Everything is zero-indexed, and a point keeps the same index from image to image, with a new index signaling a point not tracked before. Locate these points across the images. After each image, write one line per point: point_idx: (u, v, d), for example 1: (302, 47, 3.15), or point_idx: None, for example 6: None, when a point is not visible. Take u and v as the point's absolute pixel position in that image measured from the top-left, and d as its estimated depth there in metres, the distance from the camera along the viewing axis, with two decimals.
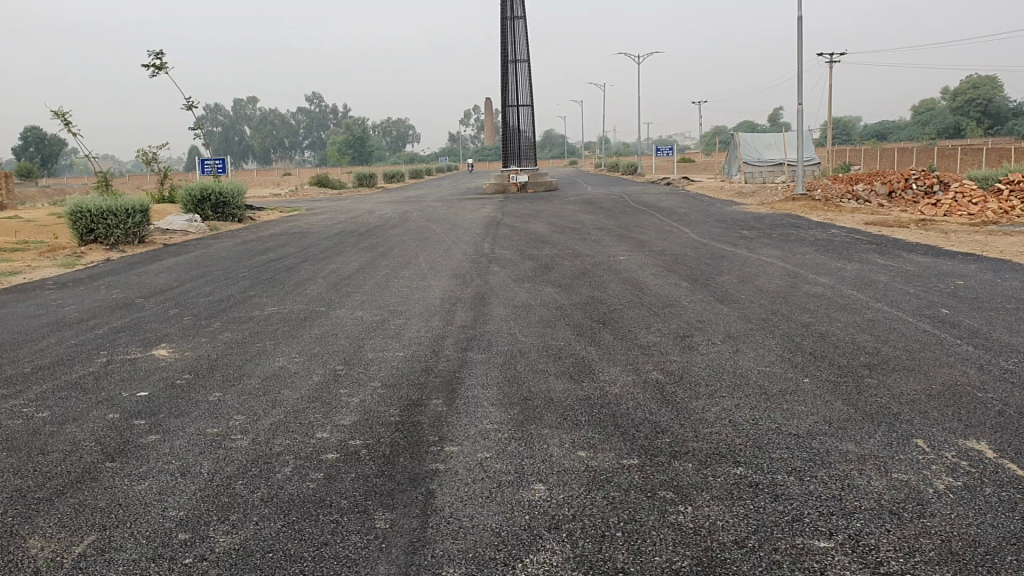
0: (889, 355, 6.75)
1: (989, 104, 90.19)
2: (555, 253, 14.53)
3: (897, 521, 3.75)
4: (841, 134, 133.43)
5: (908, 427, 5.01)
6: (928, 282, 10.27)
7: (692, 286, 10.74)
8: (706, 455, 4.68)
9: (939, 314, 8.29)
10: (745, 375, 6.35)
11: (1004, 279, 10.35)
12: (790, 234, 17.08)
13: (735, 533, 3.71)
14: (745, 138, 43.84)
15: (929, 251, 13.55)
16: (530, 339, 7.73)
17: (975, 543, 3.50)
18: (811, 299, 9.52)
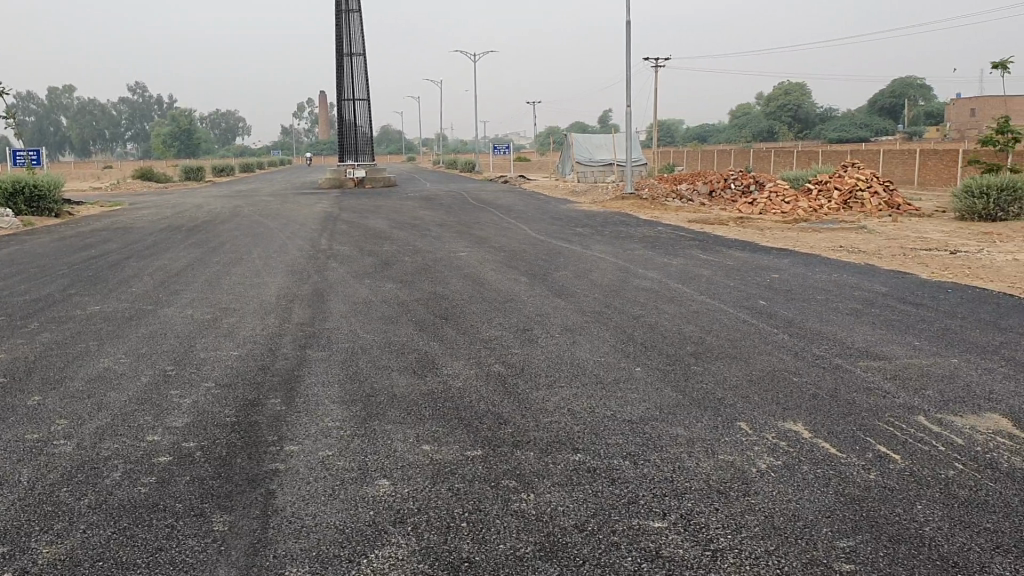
0: (713, 344, 7.12)
1: (799, 110, 96.39)
2: (395, 250, 14.45)
3: (725, 500, 3.97)
4: (666, 135, 139.22)
5: (732, 410, 5.32)
6: (748, 276, 10.89)
7: (530, 282, 10.94)
8: (547, 443, 4.80)
9: (759, 305, 8.80)
10: (581, 366, 6.54)
11: (815, 272, 11.11)
12: (621, 231, 17.66)
13: (575, 517, 3.82)
14: (577, 138, 44.97)
15: (748, 247, 14.34)
16: (371, 335, 7.67)
17: (795, 517, 3.76)
18: (643, 293, 9.89)
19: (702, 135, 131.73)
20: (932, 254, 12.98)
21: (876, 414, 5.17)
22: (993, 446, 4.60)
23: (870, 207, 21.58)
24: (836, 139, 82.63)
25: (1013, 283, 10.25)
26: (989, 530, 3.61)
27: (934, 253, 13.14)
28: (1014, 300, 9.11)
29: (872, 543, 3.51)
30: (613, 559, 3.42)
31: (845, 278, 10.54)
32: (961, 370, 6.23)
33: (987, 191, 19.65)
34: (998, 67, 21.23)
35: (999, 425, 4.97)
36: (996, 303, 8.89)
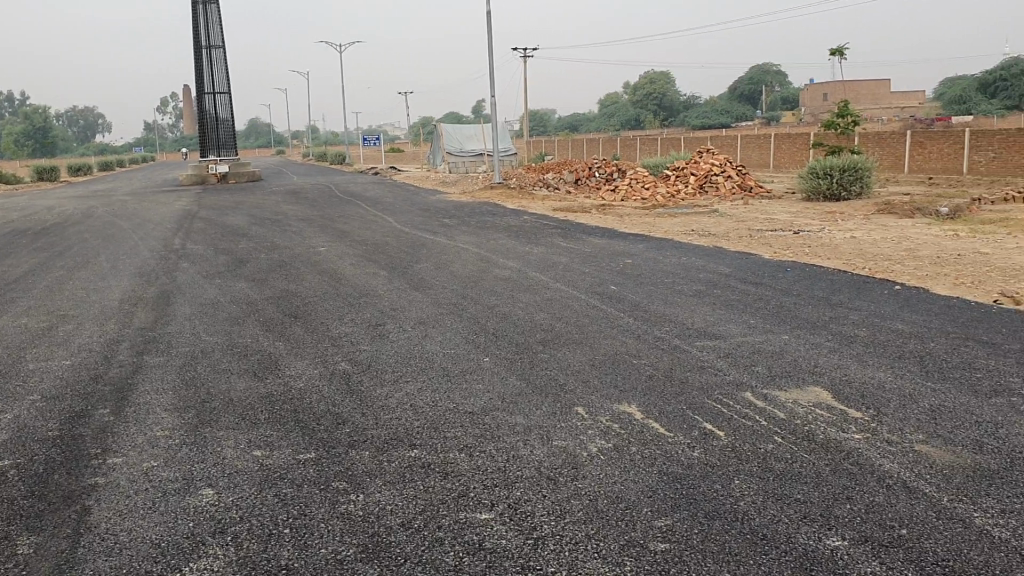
0: (561, 331, 7.20)
1: (665, 98, 98.94)
2: (252, 247, 14.08)
3: (554, 486, 4.02)
4: (537, 125, 140.49)
5: (571, 396, 5.38)
6: (603, 262, 11.08)
7: (388, 275, 10.83)
8: (383, 441, 4.73)
9: (609, 291, 8.96)
10: (428, 359, 6.50)
11: (667, 256, 11.41)
12: (486, 221, 17.72)
13: (402, 515, 3.78)
14: (446, 129, 44.79)
15: (608, 233, 14.62)
16: (214, 338, 7.42)
17: (618, 499, 3.84)
18: (499, 282, 9.92)
19: (572, 124, 133.54)
20: (777, 234, 13.54)
21: (707, 392, 5.33)
22: (812, 419, 4.86)
23: (724, 191, 22.37)
24: (700, 125, 85.15)
25: (848, 259, 10.81)
26: (799, 501, 3.84)
27: (779, 233, 13.69)
28: (847, 276, 9.62)
29: (689, 520, 3.64)
30: (434, 556, 3.40)
31: (695, 261, 10.84)
32: (791, 345, 6.53)
33: (830, 172, 20.62)
34: (837, 54, 22.29)
35: (818, 397, 5.24)
36: (830, 280, 9.34)
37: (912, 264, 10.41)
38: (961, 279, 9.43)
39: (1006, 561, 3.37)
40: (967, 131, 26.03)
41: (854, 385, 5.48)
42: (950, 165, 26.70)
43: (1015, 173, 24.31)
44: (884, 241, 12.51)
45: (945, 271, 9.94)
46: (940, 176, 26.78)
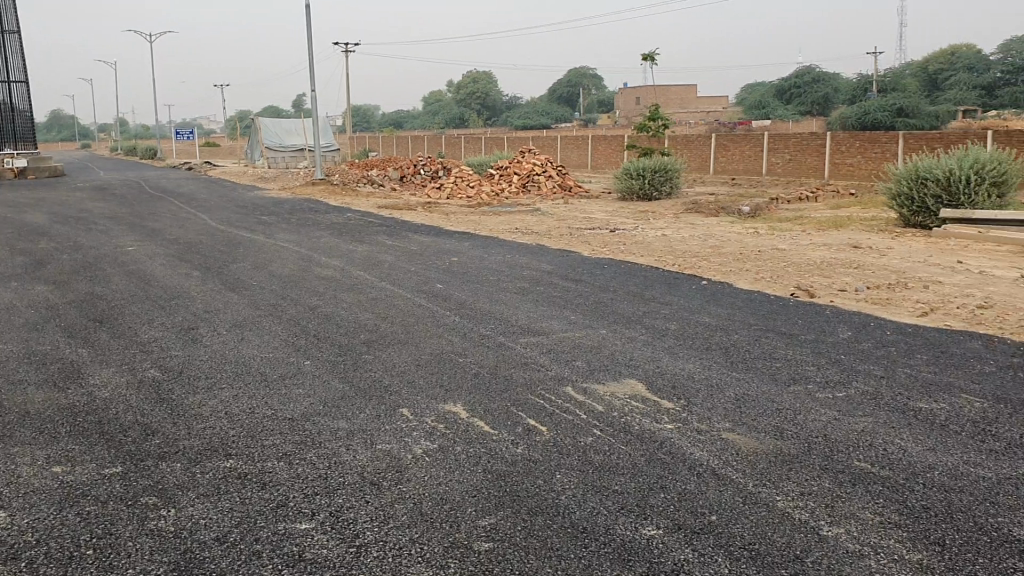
0: (385, 331, 7.12)
1: (488, 97, 100.08)
2: (52, 247, 13.13)
3: (377, 491, 3.96)
4: (360, 121, 138.72)
5: (395, 397, 5.33)
6: (427, 260, 11.06)
7: (204, 276, 10.38)
8: (196, 452, 4.51)
9: (434, 289, 8.94)
10: (247, 364, 6.27)
11: (491, 254, 11.52)
12: (307, 219, 17.33)
13: (218, 529, 3.62)
14: (265, 123, 43.46)
15: (432, 231, 14.62)
16: (9, 346, 6.86)
17: (442, 501, 3.84)
18: (321, 282, 9.71)
19: (397, 121, 132.75)
20: (595, 232, 13.96)
21: (529, 388, 5.43)
22: (628, 410, 5.05)
23: (545, 190, 22.85)
24: (522, 123, 86.66)
25: (661, 256, 11.28)
26: (617, 492, 3.97)
27: (598, 231, 14.11)
28: (661, 272, 10.03)
29: (511, 518, 3.68)
30: (252, 570, 3.27)
31: (518, 259, 11.00)
32: (608, 339, 6.74)
33: (643, 172, 21.45)
34: (648, 59, 23.25)
35: (634, 389, 5.45)
36: (645, 276, 9.72)
37: (719, 260, 10.99)
38: (762, 274, 10.04)
39: (804, 540, 3.63)
40: (765, 135, 27.76)
41: (667, 377, 5.71)
42: (751, 166, 28.42)
43: (808, 175, 26.16)
44: (694, 238, 13.15)
45: (748, 266, 10.56)
46: (742, 177, 28.45)
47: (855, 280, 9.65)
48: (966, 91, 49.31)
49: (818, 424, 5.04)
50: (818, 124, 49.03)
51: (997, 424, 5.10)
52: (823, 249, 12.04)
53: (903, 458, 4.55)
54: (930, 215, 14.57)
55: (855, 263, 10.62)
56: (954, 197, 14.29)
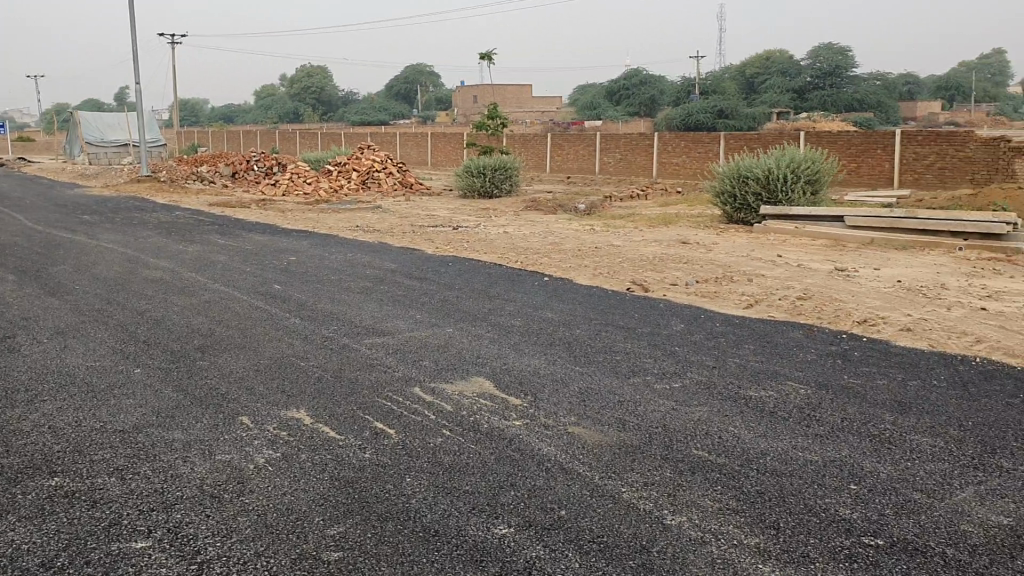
0: (222, 335, 6.84)
1: (323, 93, 98.23)
2: None
3: (218, 504, 3.78)
4: (188, 115, 133.11)
5: (235, 405, 5.12)
6: (265, 260, 10.72)
7: (18, 280, 9.66)
8: (16, 472, 4.18)
9: (272, 290, 8.68)
10: (71, 374, 5.88)
11: (331, 253, 11.29)
12: (132, 218, 16.45)
13: (43, 553, 3.36)
14: (83, 116, 40.98)
15: (268, 229, 14.20)
16: None
17: (288, 511, 3.72)
18: (150, 284, 9.25)
19: (227, 115, 128.25)
20: (436, 230, 13.95)
21: (374, 391, 5.35)
22: (475, 409, 5.08)
23: (385, 187, 22.64)
24: (359, 119, 85.56)
25: (503, 254, 11.38)
26: (467, 492, 3.98)
27: (439, 229, 14.09)
28: (503, 269, 10.13)
29: (361, 526, 3.60)
30: None
31: (358, 258, 10.84)
32: (453, 338, 6.75)
33: (483, 170, 21.60)
34: (485, 58, 23.42)
35: (481, 388, 5.49)
36: (487, 273, 9.79)
37: (559, 257, 11.20)
38: (600, 270, 10.31)
39: (649, 530, 3.73)
40: (597, 134, 28.53)
41: (512, 375, 5.77)
42: (585, 165, 29.15)
43: (638, 173, 27.07)
44: (534, 236, 13.35)
45: (586, 262, 10.81)
46: (577, 175, 29.14)
47: (686, 275, 10.05)
48: (779, 95, 52.37)
49: (657, 415, 5.22)
50: (647, 124, 50.90)
51: (820, 409, 5.42)
52: (656, 245, 12.49)
53: (737, 445, 4.76)
54: (751, 212, 15.40)
55: (686, 258, 11.06)
56: (773, 196, 15.15)
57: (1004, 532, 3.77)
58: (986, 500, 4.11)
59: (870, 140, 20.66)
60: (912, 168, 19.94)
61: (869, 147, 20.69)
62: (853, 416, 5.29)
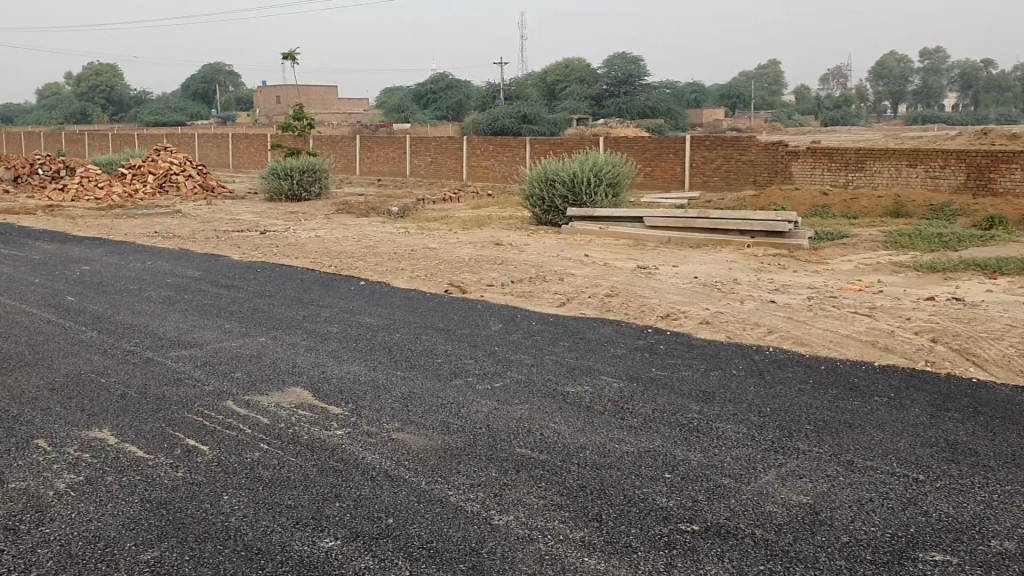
0: (10, 352, 6.31)
1: (114, 92, 92.75)
2: None
3: (14, 536, 3.48)
4: None
5: (29, 427, 4.73)
6: (55, 269, 9.98)
7: None
8: None
9: (64, 302, 8.09)
10: None
11: (130, 261, 10.67)
12: None
13: None
14: None
15: (57, 237, 13.23)
16: None
17: (94, 539, 3.48)
18: None
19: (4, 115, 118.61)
20: (243, 235, 13.47)
21: (185, 405, 5.11)
22: (294, 421, 4.95)
23: (185, 191, 21.62)
24: (154, 118, 81.42)
25: (314, 258, 11.15)
26: (289, 507, 3.87)
27: (246, 234, 13.61)
28: (315, 275, 9.92)
29: (177, 548, 3.43)
30: None
31: (160, 265, 10.30)
32: (267, 348, 6.55)
33: (290, 172, 21.07)
34: (288, 58, 22.85)
35: (298, 398, 5.36)
36: (300, 279, 9.55)
37: (373, 260, 11.10)
38: (414, 273, 10.29)
39: (477, 532, 3.75)
40: (405, 137, 28.47)
41: (332, 384, 5.67)
42: (394, 168, 29.02)
43: (447, 176, 27.22)
44: (346, 239, 13.16)
45: (401, 266, 10.76)
46: (386, 178, 28.96)
47: (500, 275, 10.20)
48: (579, 101, 54.08)
49: (480, 415, 5.26)
50: (454, 127, 51.30)
51: (633, 401, 5.64)
52: (469, 247, 12.60)
53: (557, 441, 4.88)
54: (559, 214, 15.75)
55: (500, 259, 11.23)
56: (578, 198, 15.64)
57: (804, 510, 4.06)
58: (787, 481, 4.40)
59: (663, 145, 21.62)
60: (702, 171, 21.10)
61: (663, 151, 21.64)
62: (664, 407, 5.55)
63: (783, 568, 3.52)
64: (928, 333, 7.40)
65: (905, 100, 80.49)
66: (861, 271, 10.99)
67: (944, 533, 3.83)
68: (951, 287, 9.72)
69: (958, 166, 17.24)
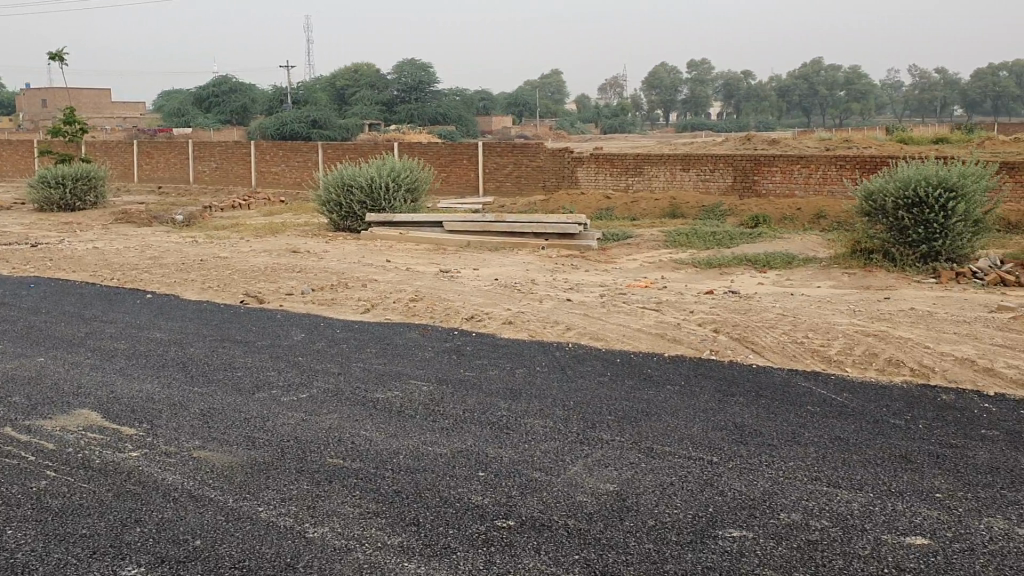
0: None
1: None
2: None
3: None
4: None
5: None
6: None
7: None
8: None
9: None
10: None
11: None
12: None
13: None
14: None
15: None
16: None
17: None
18: None
19: None
20: (11, 248, 12.40)
21: None
22: (83, 444, 4.62)
23: None
24: None
25: (95, 272, 10.45)
26: (84, 536, 3.62)
27: (15, 247, 12.54)
28: (97, 289, 9.31)
29: None
30: None
31: None
32: (48, 369, 6.06)
33: (63, 181, 19.63)
34: (56, 58, 21.26)
35: (87, 421, 5.01)
36: (80, 294, 8.92)
37: (160, 272, 10.54)
38: (207, 284, 9.86)
39: (292, 546, 3.65)
40: (189, 141, 27.17)
41: (124, 404, 5.35)
42: (178, 174, 27.66)
43: (235, 182, 26.21)
44: (129, 250, 12.43)
45: (192, 277, 10.27)
46: (169, 185, 27.52)
47: (299, 283, 9.97)
48: (369, 106, 53.59)
49: (287, 427, 5.12)
50: (240, 132, 49.58)
51: (443, 403, 5.67)
52: (263, 255, 12.23)
53: (368, 448, 4.82)
54: (358, 219, 15.55)
55: (296, 267, 10.97)
56: (375, 204, 15.52)
57: (612, 498, 4.23)
58: (594, 471, 4.57)
59: (456, 151, 21.86)
60: (495, 177, 21.53)
61: (456, 158, 21.89)
62: (474, 407, 5.61)
63: (596, 556, 3.65)
64: (710, 324, 7.91)
65: (676, 109, 85.42)
66: (647, 269, 11.57)
67: (739, 510, 4.11)
68: (727, 281, 10.43)
69: (726, 169, 18.52)
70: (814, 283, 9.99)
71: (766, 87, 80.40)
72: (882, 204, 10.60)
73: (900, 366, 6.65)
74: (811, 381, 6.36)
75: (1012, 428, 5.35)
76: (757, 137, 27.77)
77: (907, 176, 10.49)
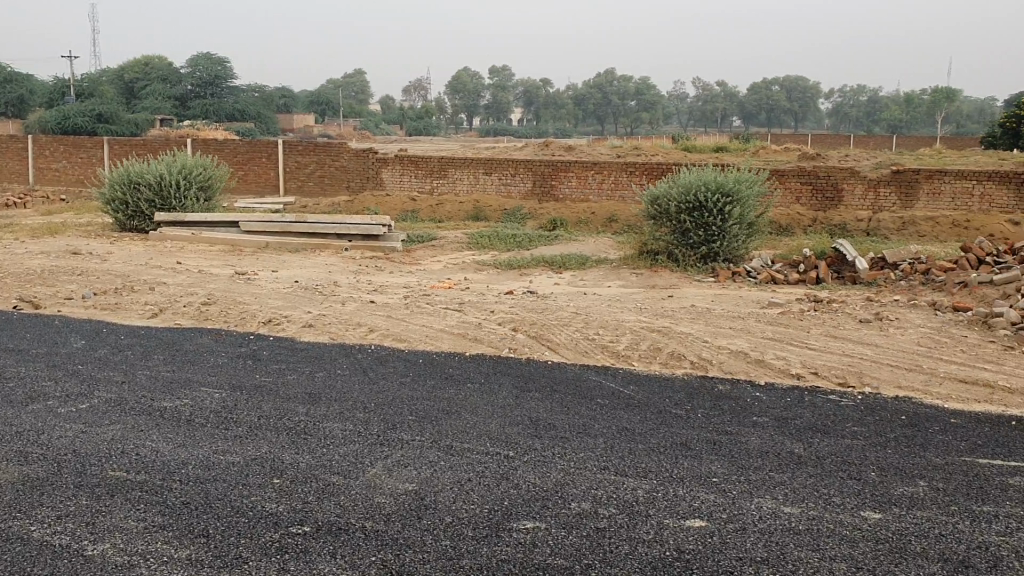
0: None
1: None
2: None
3: None
4: None
5: None
6: None
7: None
8: None
9: None
10: None
11: None
12: None
13: None
14: None
15: None
16: None
17: None
18: None
19: None
20: None
21: None
22: None
23: None
24: None
25: None
26: None
27: None
28: None
29: None
30: None
31: None
32: None
33: None
34: None
35: None
36: None
37: None
38: None
39: (68, 566, 3.43)
40: None
41: None
42: None
43: (9, 180, 24.22)
44: None
45: None
46: None
47: (80, 287, 9.36)
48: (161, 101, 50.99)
49: (64, 440, 4.80)
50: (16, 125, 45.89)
51: (237, 410, 5.50)
52: (41, 257, 11.39)
53: (155, 459, 4.59)
54: (146, 219, 14.79)
55: (77, 269, 10.29)
56: (165, 203, 14.80)
57: (409, 498, 4.25)
58: (391, 472, 4.58)
59: (254, 149, 21.20)
60: (296, 176, 21.03)
61: (255, 156, 21.22)
62: (269, 413, 5.47)
63: (393, 556, 3.66)
64: (509, 323, 8.09)
65: (478, 114, 86.47)
66: (449, 271, 11.67)
67: (532, 502, 4.23)
68: (525, 281, 10.70)
69: (527, 174, 18.99)
70: (606, 283, 10.43)
71: (563, 95, 83.22)
72: (668, 207, 11.20)
73: (682, 360, 7.06)
74: (601, 375, 6.65)
75: (779, 415, 5.81)
76: (552, 143, 28.60)
77: (689, 181, 11.07)
